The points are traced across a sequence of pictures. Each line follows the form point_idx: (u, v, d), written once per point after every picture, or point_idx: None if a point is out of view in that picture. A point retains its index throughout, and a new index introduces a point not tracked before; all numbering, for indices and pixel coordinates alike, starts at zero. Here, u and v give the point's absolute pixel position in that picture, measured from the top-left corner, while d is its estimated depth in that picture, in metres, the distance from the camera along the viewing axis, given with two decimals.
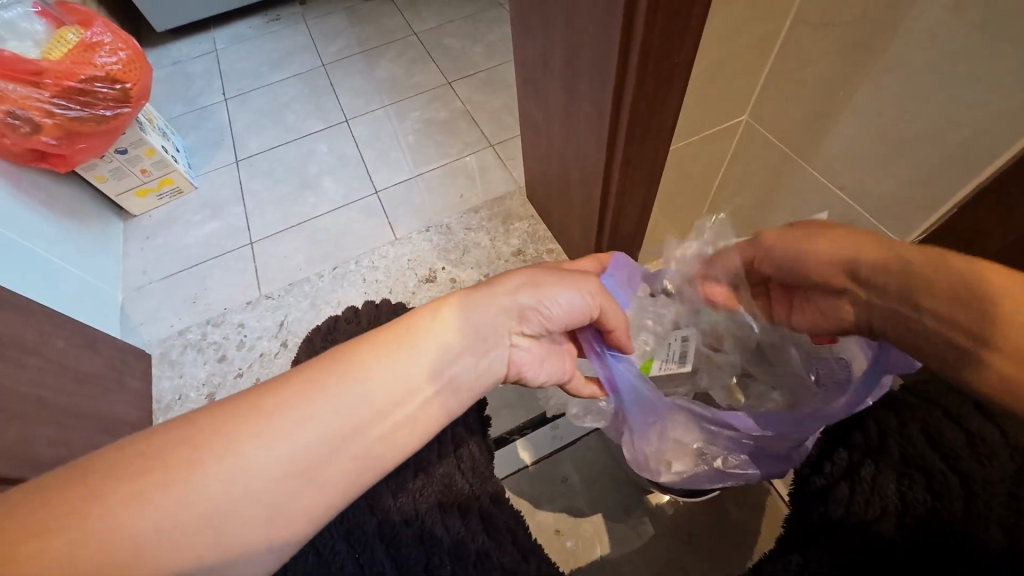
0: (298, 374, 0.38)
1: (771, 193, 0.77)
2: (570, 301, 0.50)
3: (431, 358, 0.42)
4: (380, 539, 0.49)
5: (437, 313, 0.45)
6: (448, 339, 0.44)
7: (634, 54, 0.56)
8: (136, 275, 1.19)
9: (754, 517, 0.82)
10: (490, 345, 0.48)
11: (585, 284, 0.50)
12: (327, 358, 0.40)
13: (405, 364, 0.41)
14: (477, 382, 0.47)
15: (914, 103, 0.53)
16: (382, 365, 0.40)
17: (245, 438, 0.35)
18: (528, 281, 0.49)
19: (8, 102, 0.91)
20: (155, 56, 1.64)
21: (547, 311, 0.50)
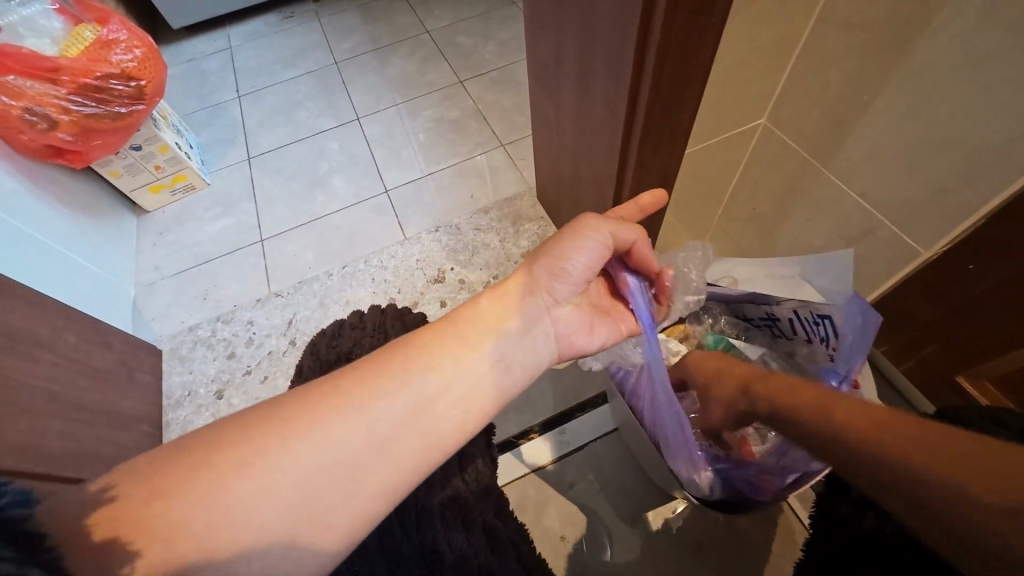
0: (347, 372, 0.42)
1: (788, 198, 0.75)
2: (590, 255, 0.49)
3: (469, 342, 0.46)
4: (380, 553, 0.49)
5: (475, 306, 0.48)
6: (485, 325, 0.47)
7: (651, 54, 0.54)
8: (149, 271, 1.20)
9: (767, 529, 0.81)
10: (533, 319, 0.50)
11: (588, 227, 0.49)
12: (374, 357, 0.44)
13: (452, 352, 0.45)
14: (525, 357, 0.49)
15: (937, 111, 0.51)
16: (433, 357, 0.44)
17: (306, 436, 0.39)
18: (545, 250, 0.51)
19: (26, 99, 0.92)
20: (171, 53, 1.66)
21: (571, 273, 0.50)
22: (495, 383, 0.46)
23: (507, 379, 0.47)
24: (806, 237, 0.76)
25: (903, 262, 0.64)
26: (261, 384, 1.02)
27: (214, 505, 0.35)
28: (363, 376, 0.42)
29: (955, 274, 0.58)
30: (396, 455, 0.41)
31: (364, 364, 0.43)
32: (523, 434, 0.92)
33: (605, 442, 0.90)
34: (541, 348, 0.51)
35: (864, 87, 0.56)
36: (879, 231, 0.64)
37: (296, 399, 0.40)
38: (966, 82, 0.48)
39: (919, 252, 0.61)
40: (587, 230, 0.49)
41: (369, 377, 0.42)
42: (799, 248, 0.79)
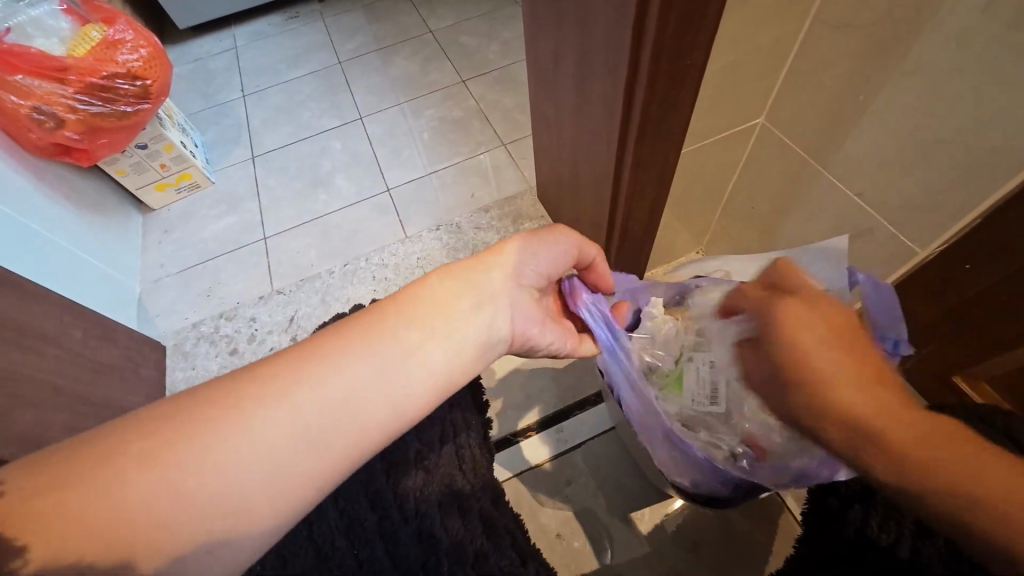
0: (291, 352, 0.41)
1: (786, 197, 0.75)
2: (555, 252, 0.53)
3: (422, 321, 0.45)
4: (379, 536, 0.51)
5: (424, 287, 0.47)
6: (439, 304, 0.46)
7: (646, 54, 0.54)
8: (154, 268, 1.22)
9: (763, 529, 0.81)
10: (494, 302, 0.49)
11: (555, 236, 0.53)
12: (322, 335, 0.43)
13: (400, 332, 0.43)
14: (483, 337, 0.47)
15: (933, 110, 0.51)
16: (379, 336, 0.43)
17: (264, 411, 0.39)
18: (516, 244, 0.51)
19: (34, 98, 0.94)
20: (177, 53, 1.68)
21: (535, 258, 0.52)
22: (439, 360, 0.44)
23: (459, 361, 0.45)
24: (804, 237, 0.76)
25: (900, 264, 0.64)
26: None
27: (174, 469, 0.35)
28: (310, 354, 0.41)
29: (958, 272, 0.57)
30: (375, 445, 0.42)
31: (308, 344, 0.42)
32: (521, 432, 0.93)
33: (603, 440, 0.90)
34: (501, 330, 0.49)
35: (861, 88, 0.57)
36: (877, 231, 0.64)
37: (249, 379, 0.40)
38: (960, 80, 0.47)
39: (916, 253, 0.61)
40: (555, 232, 0.53)
41: (319, 356, 0.41)
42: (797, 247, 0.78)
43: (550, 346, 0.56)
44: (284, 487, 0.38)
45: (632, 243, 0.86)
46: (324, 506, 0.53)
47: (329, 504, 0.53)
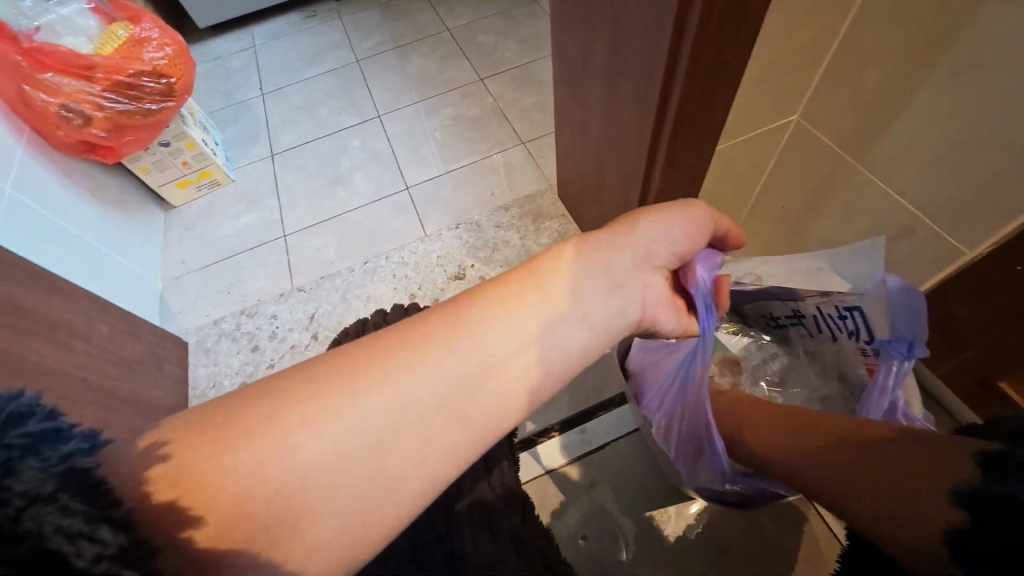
0: (416, 329, 0.36)
1: (821, 197, 0.73)
2: (692, 227, 0.45)
3: (557, 298, 0.38)
4: (410, 558, 0.49)
5: (562, 254, 0.40)
6: (577, 280, 0.39)
7: (685, 50, 0.53)
8: (175, 265, 1.23)
9: (791, 535, 0.79)
10: (627, 276, 0.42)
11: (696, 209, 0.46)
12: (451, 310, 0.37)
13: (538, 311, 0.38)
14: (614, 319, 0.41)
15: (982, 109, 0.49)
16: (513, 315, 0.37)
17: (365, 398, 0.33)
18: (655, 208, 0.44)
19: (62, 96, 0.95)
20: (197, 52, 1.69)
21: (670, 235, 0.44)
22: (572, 340, 0.39)
23: (591, 343, 0.40)
24: (838, 237, 0.74)
25: (943, 264, 0.62)
26: None
27: (303, 446, 0.32)
28: (433, 334, 0.36)
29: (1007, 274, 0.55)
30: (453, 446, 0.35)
31: (440, 310, 0.38)
32: (543, 432, 0.92)
33: (626, 442, 0.89)
34: (630, 309, 0.42)
35: (905, 84, 0.55)
36: (920, 231, 0.62)
37: (354, 361, 0.35)
38: (1016, 76, 0.46)
39: (963, 252, 0.59)
40: (689, 202, 0.46)
41: (445, 334, 0.36)
42: (830, 247, 0.77)
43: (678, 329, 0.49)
44: (408, 478, 0.34)
45: None
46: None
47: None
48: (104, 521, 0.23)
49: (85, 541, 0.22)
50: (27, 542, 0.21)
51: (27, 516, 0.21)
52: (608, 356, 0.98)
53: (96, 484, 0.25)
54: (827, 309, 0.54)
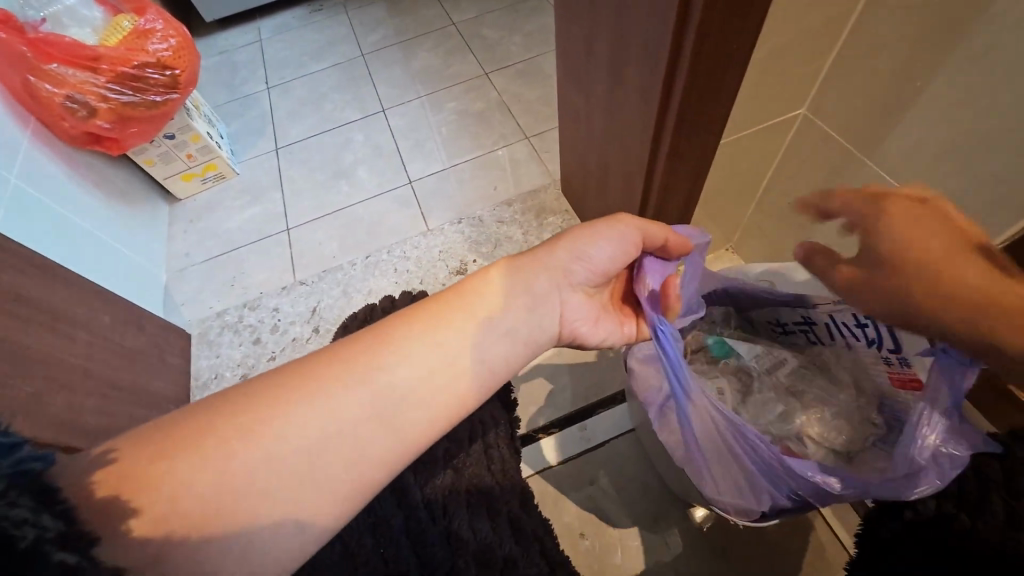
0: (369, 335, 0.43)
1: (825, 195, 0.72)
2: (611, 247, 0.51)
3: (481, 314, 0.46)
4: (406, 535, 0.49)
5: (488, 278, 0.48)
6: (499, 300, 0.47)
7: (689, 40, 0.52)
8: (179, 258, 1.23)
9: (793, 536, 0.78)
10: (545, 298, 0.50)
11: (620, 229, 0.50)
12: (399, 320, 0.45)
13: (471, 328, 0.45)
14: (531, 331, 0.49)
15: (995, 99, 0.48)
16: (451, 330, 0.44)
17: (318, 401, 0.39)
18: (578, 230, 0.51)
19: (68, 87, 0.95)
20: (204, 46, 1.69)
21: (589, 257, 0.51)
22: (497, 351, 0.46)
23: (511, 352, 0.47)
24: (844, 233, 0.73)
25: None
26: None
27: (260, 442, 0.37)
28: (381, 343, 0.42)
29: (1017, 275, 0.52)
30: (398, 429, 0.41)
31: (387, 321, 0.45)
32: (542, 428, 0.92)
33: (626, 440, 0.88)
34: (549, 323, 0.50)
35: (915, 74, 0.53)
36: None
37: (311, 362, 0.41)
38: None
39: None
40: (615, 220, 0.51)
41: (390, 342, 0.43)
42: (837, 243, 0.75)
43: (599, 343, 0.56)
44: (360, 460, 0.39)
45: None
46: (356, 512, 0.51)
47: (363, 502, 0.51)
48: (49, 509, 0.26)
49: (31, 525, 0.25)
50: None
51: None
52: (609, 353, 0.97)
53: (46, 488, 0.27)
54: (843, 317, 0.53)
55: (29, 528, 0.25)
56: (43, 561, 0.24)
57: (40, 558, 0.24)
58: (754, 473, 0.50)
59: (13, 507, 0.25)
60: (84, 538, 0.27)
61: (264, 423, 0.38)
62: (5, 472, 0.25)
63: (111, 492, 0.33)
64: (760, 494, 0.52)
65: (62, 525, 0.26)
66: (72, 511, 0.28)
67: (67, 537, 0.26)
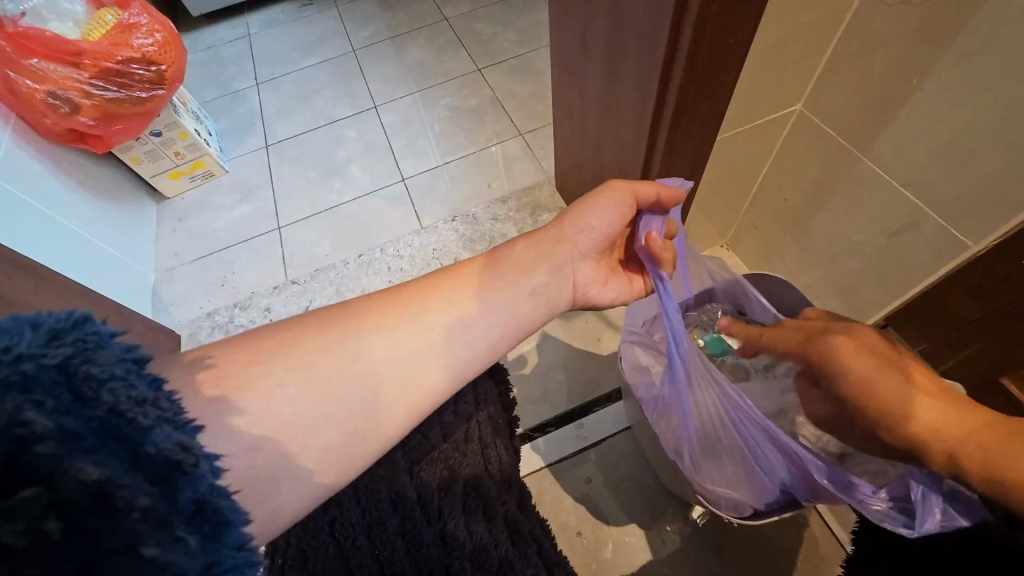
0: (392, 303, 0.43)
1: (820, 192, 0.73)
2: (611, 212, 0.52)
3: (500, 281, 0.47)
4: (401, 537, 0.48)
5: (507, 249, 0.50)
6: (514, 268, 0.49)
7: (685, 35, 0.52)
8: (168, 258, 1.21)
9: (788, 531, 0.79)
10: (560, 269, 0.51)
11: (614, 193, 0.51)
12: (420, 286, 0.45)
13: (494, 296, 0.46)
14: (550, 294, 0.50)
15: (986, 95, 0.48)
16: (478, 296, 0.46)
17: (343, 363, 0.39)
18: (580, 203, 0.52)
19: (49, 83, 0.93)
20: (190, 41, 1.66)
21: (594, 224, 0.51)
22: (518, 309, 0.48)
23: (531, 312, 0.49)
24: (839, 230, 0.73)
25: (948, 258, 0.59)
26: None
27: (280, 401, 0.36)
28: (404, 307, 0.43)
29: (1019, 268, 0.50)
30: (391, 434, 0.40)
31: (409, 288, 0.45)
32: (539, 427, 0.91)
33: (623, 438, 0.88)
34: (563, 288, 0.51)
35: (910, 71, 0.53)
36: (924, 225, 0.60)
37: (320, 334, 0.40)
38: None
39: (967, 246, 0.56)
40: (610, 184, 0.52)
41: (412, 309, 0.43)
42: (831, 240, 0.75)
43: (612, 303, 0.57)
44: (346, 456, 0.39)
45: None
46: (343, 501, 0.50)
47: (348, 498, 0.50)
48: (162, 394, 0.30)
49: (150, 405, 0.28)
50: (104, 408, 0.27)
51: (106, 391, 0.27)
52: (605, 351, 0.97)
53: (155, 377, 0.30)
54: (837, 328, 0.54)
55: (149, 408, 0.28)
56: (153, 443, 0.28)
57: (153, 437, 0.28)
58: (745, 456, 0.51)
59: (130, 389, 0.28)
60: (188, 420, 0.30)
61: (286, 377, 0.37)
62: (123, 361, 0.29)
63: (218, 390, 0.35)
64: (758, 479, 0.52)
65: (175, 409, 0.30)
66: (180, 402, 0.32)
67: (178, 419, 0.30)
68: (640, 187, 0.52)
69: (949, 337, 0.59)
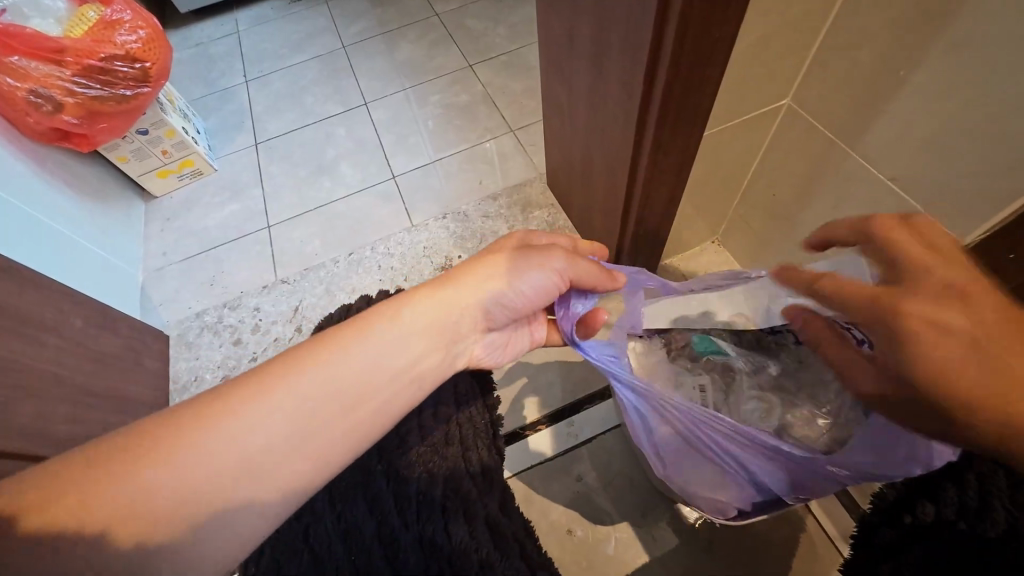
0: (272, 369, 0.44)
1: (809, 188, 0.72)
2: (537, 283, 0.51)
3: (397, 337, 0.48)
4: (376, 544, 0.49)
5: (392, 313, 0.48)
6: (404, 332, 0.48)
7: (670, 27, 0.51)
8: (156, 257, 1.20)
9: (781, 528, 0.79)
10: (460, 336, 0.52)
11: (544, 265, 0.51)
12: (305, 352, 0.45)
13: (387, 353, 0.47)
14: (446, 360, 0.52)
15: (969, 88, 0.48)
16: (368, 352, 0.46)
17: (233, 421, 0.41)
18: (500, 264, 0.51)
19: (31, 81, 0.92)
20: (178, 39, 1.64)
21: (514, 289, 0.51)
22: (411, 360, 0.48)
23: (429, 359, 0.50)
24: (828, 225, 0.73)
25: None
26: None
27: (183, 462, 0.39)
28: (289, 365, 0.44)
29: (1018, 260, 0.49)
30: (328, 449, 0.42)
31: (285, 357, 0.45)
32: (530, 426, 0.91)
33: (614, 436, 0.88)
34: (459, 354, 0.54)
35: (898, 63, 0.53)
36: None
37: (213, 401, 0.41)
38: (1014, 52, 0.43)
39: None
40: (547, 256, 0.51)
41: (300, 369, 0.44)
42: None
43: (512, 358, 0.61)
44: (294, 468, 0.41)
45: (647, 232, 0.83)
46: (319, 510, 0.52)
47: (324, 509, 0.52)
48: None
49: None
50: None
51: None
52: None
53: None
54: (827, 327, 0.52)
55: None
56: None
57: None
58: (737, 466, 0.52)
59: None
60: None
61: (183, 439, 0.40)
62: None
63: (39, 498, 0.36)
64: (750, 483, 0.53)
65: None
66: None
67: None
68: (574, 263, 0.52)
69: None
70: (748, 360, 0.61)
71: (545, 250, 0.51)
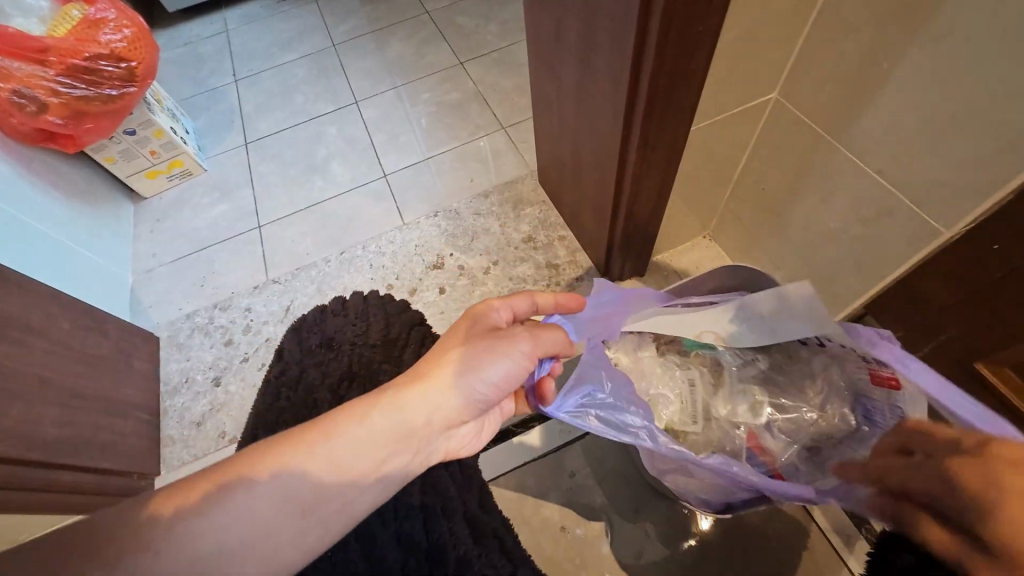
0: (257, 460, 0.46)
1: (797, 182, 0.73)
2: (502, 371, 0.51)
3: (373, 426, 0.49)
4: None
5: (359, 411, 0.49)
6: (376, 423, 0.49)
7: (655, 22, 0.51)
8: (146, 258, 1.19)
9: (774, 521, 0.79)
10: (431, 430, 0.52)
11: (506, 353, 0.51)
12: (287, 444, 0.47)
13: (362, 446, 0.48)
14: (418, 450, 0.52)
15: (953, 80, 0.48)
16: (345, 441, 0.48)
17: (236, 493, 0.45)
18: (462, 357, 0.51)
19: (14, 81, 0.90)
20: (167, 38, 1.63)
21: (479, 377, 0.51)
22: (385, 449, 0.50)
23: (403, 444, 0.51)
24: (816, 218, 0.73)
25: (923, 244, 0.59)
26: (259, 372, 1.01)
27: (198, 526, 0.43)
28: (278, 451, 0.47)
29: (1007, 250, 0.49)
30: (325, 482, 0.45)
31: (268, 448, 0.47)
32: (521, 423, 0.90)
33: None
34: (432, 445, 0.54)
35: (883, 55, 0.53)
36: (898, 212, 0.60)
37: (216, 478, 0.45)
38: (996, 42, 0.43)
39: (940, 232, 0.56)
40: (513, 343, 0.51)
41: (284, 455, 0.47)
42: (809, 230, 0.75)
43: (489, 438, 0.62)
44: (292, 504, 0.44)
45: (637, 227, 0.83)
46: None
47: None
48: None
49: None
50: None
51: None
52: None
53: None
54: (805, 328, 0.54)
55: None
56: None
57: None
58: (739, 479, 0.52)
59: None
60: None
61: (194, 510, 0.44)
62: None
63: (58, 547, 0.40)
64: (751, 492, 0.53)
65: None
66: None
67: None
68: (536, 347, 0.52)
69: (943, 318, 0.59)
70: (739, 354, 0.61)
71: (505, 337, 0.51)
